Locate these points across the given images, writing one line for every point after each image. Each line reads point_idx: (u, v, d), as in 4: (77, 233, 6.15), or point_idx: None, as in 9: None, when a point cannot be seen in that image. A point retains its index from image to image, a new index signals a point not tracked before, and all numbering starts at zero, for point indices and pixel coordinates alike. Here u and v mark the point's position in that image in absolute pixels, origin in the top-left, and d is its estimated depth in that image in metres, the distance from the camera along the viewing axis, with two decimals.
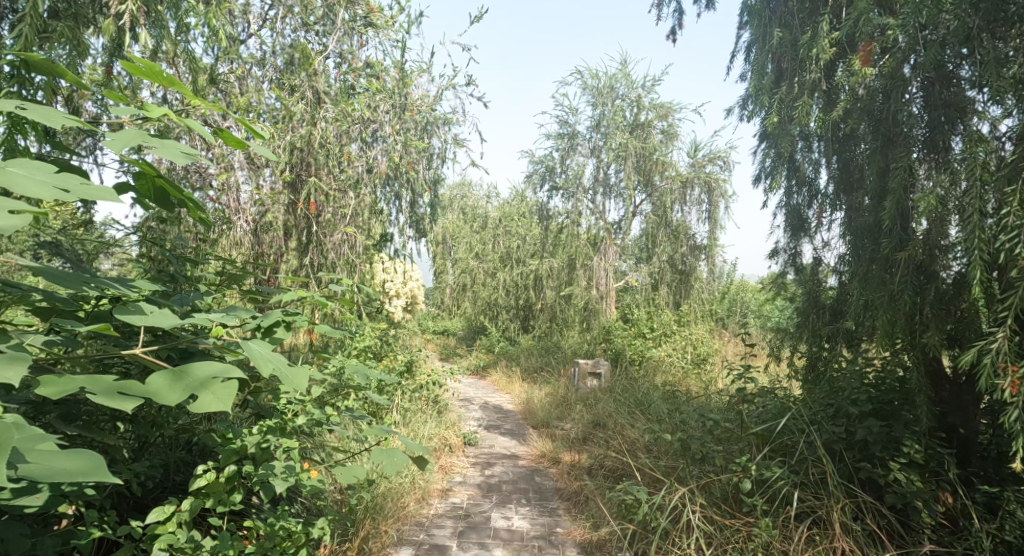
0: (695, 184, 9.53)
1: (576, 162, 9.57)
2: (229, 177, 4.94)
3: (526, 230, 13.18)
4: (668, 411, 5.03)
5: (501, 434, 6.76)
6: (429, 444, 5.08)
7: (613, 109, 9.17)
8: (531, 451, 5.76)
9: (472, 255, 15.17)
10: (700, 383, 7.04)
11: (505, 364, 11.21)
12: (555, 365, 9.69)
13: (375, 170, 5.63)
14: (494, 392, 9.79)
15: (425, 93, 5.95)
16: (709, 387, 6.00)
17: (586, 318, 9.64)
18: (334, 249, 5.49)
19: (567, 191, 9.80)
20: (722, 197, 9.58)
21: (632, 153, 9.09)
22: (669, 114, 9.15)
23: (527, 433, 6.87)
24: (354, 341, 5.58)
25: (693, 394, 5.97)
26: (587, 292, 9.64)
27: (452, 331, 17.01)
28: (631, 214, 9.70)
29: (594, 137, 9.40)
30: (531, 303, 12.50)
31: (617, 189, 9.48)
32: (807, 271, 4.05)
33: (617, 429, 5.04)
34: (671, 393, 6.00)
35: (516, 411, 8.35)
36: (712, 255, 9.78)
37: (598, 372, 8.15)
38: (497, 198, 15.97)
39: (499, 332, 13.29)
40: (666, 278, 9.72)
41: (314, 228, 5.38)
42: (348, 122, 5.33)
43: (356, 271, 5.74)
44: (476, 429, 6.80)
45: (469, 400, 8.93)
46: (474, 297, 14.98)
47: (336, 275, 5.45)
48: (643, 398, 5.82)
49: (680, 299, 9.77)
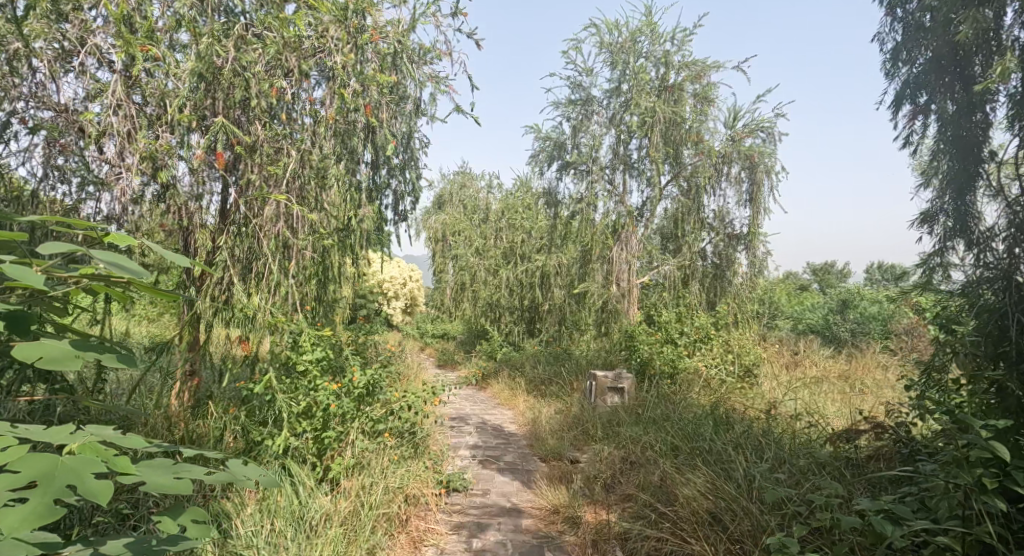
0: (734, 160, 7.99)
1: (590, 132, 7.95)
2: (97, 119, 3.43)
3: (531, 221, 11.65)
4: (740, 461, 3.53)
5: (500, 471, 5.23)
6: (391, 505, 3.63)
7: (635, 68, 7.58)
8: (537, 501, 4.27)
9: (470, 251, 13.58)
10: (756, 406, 5.49)
11: (509, 374, 9.69)
12: (567, 376, 8.18)
13: (322, 117, 4.04)
14: (493, 409, 8.26)
15: (396, 17, 4.35)
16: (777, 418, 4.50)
17: (603, 321, 8.11)
18: (266, 228, 3.98)
19: (580, 169, 8.24)
20: (766, 176, 8.01)
21: (661, 121, 7.50)
22: (703, 75, 7.59)
23: (534, 469, 5.35)
24: (298, 354, 4.11)
25: (759, 427, 4.42)
26: (604, 290, 8.06)
27: (450, 335, 15.49)
28: (656, 197, 8.16)
29: (612, 104, 7.81)
30: (537, 304, 10.99)
31: (640, 167, 7.95)
32: (994, 243, 2.65)
33: (663, 484, 3.56)
34: (728, 425, 4.47)
35: (520, 434, 6.82)
36: (753, 245, 8.23)
37: (620, 388, 6.70)
38: (499, 189, 14.43)
39: (501, 336, 11.76)
40: (696, 276, 8.16)
41: (238, 198, 3.90)
42: (282, 49, 3.78)
43: (302, 259, 4.24)
44: (467, 464, 5.31)
45: (463, 420, 7.40)
46: (474, 298, 13.40)
47: (268, 264, 3.93)
48: (694, 432, 4.29)
49: (715, 297, 8.22)
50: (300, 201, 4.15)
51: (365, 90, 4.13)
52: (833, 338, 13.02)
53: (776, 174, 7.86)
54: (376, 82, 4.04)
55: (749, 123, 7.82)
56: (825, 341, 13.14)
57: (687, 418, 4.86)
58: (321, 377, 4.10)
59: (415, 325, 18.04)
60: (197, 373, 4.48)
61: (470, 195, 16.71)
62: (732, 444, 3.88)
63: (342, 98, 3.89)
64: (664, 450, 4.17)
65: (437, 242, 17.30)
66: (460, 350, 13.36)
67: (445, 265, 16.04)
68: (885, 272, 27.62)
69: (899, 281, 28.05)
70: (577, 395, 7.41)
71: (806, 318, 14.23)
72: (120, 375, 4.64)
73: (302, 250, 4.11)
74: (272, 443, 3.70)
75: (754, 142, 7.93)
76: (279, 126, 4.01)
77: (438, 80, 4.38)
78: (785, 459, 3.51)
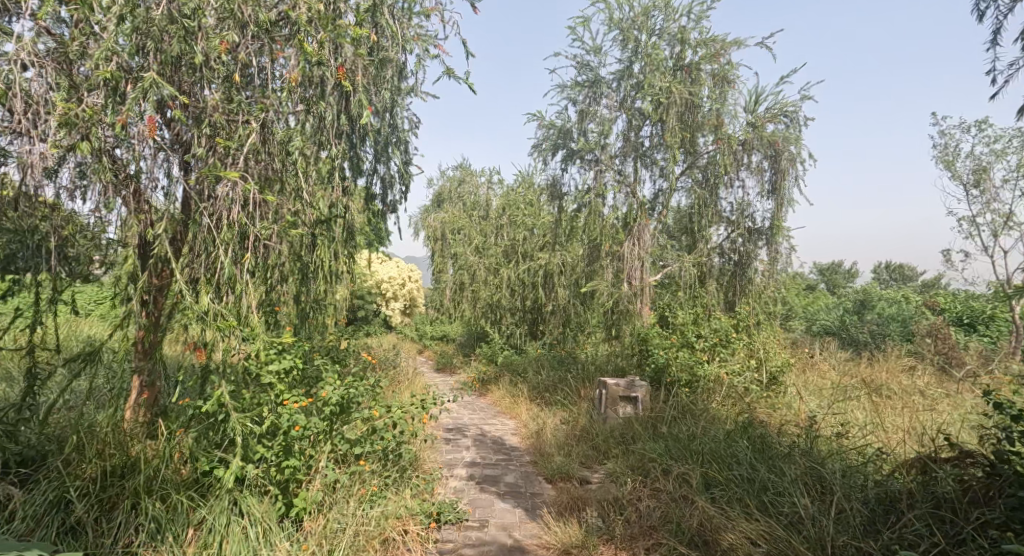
0: (755, 148, 7.32)
1: (599, 117, 7.26)
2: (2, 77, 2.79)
3: (533, 217, 10.98)
4: (800, 503, 3.17)
5: (500, 496, 4.55)
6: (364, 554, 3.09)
7: (649, 46, 6.89)
8: (543, 538, 3.59)
9: (469, 248, 12.89)
10: (794, 425, 4.82)
11: (510, 380, 9.02)
12: (573, 383, 7.52)
13: (287, 78, 3.39)
14: (493, 418, 7.58)
15: None
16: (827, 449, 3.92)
17: (613, 324, 7.43)
18: (217, 212, 3.32)
19: (588, 159, 7.57)
20: (790, 165, 7.33)
21: (677, 103, 6.80)
22: (722, 52, 6.91)
23: (539, 494, 4.67)
24: (262, 366, 3.48)
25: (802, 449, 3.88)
26: (614, 288, 7.35)
27: (450, 337, 14.84)
28: (670, 189, 7.51)
29: (623, 86, 7.12)
30: (540, 304, 10.34)
31: (654, 156, 7.30)
32: None
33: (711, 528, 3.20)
34: (765, 445, 3.96)
35: (523, 449, 6.14)
36: (776, 241, 7.56)
37: (634, 397, 6.03)
38: (499, 184, 13.76)
39: (502, 338, 11.10)
40: (714, 271, 7.65)
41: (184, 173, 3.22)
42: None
43: (263, 250, 3.57)
44: (463, 488, 4.64)
45: (461, 433, 6.73)
46: (474, 298, 12.73)
47: (220, 257, 3.28)
48: (729, 455, 3.82)
49: (734, 297, 7.65)
50: (259, 182, 3.52)
51: (338, 48, 3.51)
52: (852, 340, 12.38)
53: (802, 162, 7.20)
54: (350, 37, 3.39)
55: (771, 107, 7.16)
56: (843, 343, 12.47)
57: (717, 435, 4.32)
58: (290, 392, 3.47)
59: (414, 326, 17.40)
60: (149, 385, 3.83)
61: (469, 192, 16.04)
62: (784, 475, 3.46)
63: (307, 54, 3.24)
64: (698, 476, 3.68)
65: (436, 241, 16.65)
66: (459, 353, 12.71)
67: (444, 264, 15.41)
68: (892, 272, 27.01)
69: (906, 281, 27.57)
70: (586, 405, 6.72)
71: (820, 320, 13.61)
72: (56, 386, 3.98)
73: (263, 239, 3.46)
74: (226, 473, 3.10)
75: (776, 128, 7.27)
76: (233, 92, 3.36)
77: (426, 40, 3.79)
78: (852, 501, 3.10)
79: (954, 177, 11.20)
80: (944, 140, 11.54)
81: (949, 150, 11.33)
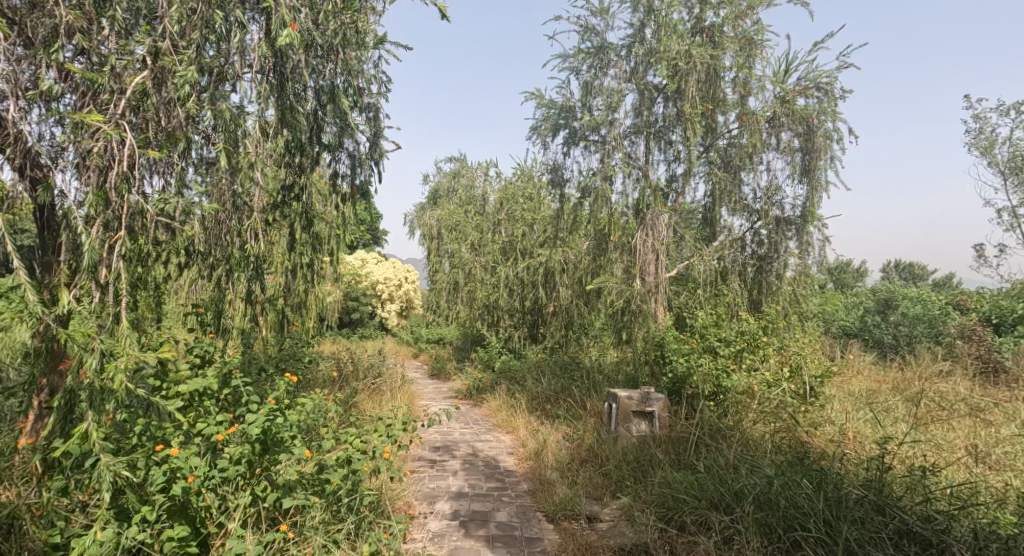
0: (785, 124, 6.38)
1: (605, 89, 6.32)
2: None
3: (533, 211, 10.08)
4: None
5: (488, 543, 3.62)
6: None
7: (664, 6, 5.96)
8: None
9: (464, 246, 12.00)
10: (861, 455, 3.84)
11: (507, 388, 8.09)
12: (578, 393, 6.61)
13: None
14: (487, 434, 6.64)
15: None
16: (916, 499, 3.11)
17: (623, 327, 6.49)
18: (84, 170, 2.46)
19: (595, 139, 6.63)
20: (826, 143, 6.41)
21: (697, 69, 5.88)
22: (748, 13, 6.02)
23: (538, 540, 3.73)
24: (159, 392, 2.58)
25: (866, 481, 3.23)
26: (624, 286, 6.41)
27: (446, 341, 13.94)
28: (688, 173, 6.61)
29: (634, 53, 6.21)
30: (539, 304, 9.44)
31: (669, 135, 6.42)
32: None
33: None
34: (822, 475, 3.27)
35: (519, 474, 5.19)
36: (807, 230, 6.63)
37: (648, 413, 5.10)
38: (497, 177, 12.84)
39: (499, 342, 10.21)
40: (737, 267, 6.73)
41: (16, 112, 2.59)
42: None
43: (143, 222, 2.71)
44: (443, 534, 3.70)
45: (449, 453, 5.79)
46: (469, 298, 11.86)
47: (80, 232, 2.40)
48: (790, 507, 3.05)
49: (760, 296, 6.72)
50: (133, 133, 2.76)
51: None
52: (875, 342, 11.49)
53: (840, 140, 6.26)
54: None
55: (803, 77, 6.26)
56: (867, 346, 11.52)
57: (758, 463, 3.61)
58: (203, 424, 2.64)
59: (410, 328, 16.51)
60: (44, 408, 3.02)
61: (466, 186, 15.17)
62: (882, 544, 2.78)
63: None
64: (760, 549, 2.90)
65: (432, 240, 15.78)
66: (453, 358, 11.77)
67: (440, 264, 14.52)
68: (902, 272, 26.21)
69: (916, 280, 26.68)
70: (594, 421, 5.77)
71: (837, 319, 12.76)
72: None
73: (147, 207, 2.59)
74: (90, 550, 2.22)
75: (809, 102, 6.36)
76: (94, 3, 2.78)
77: None
78: None
79: (992, 164, 10.27)
80: (979, 125, 10.66)
81: (984, 136, 10.45)
